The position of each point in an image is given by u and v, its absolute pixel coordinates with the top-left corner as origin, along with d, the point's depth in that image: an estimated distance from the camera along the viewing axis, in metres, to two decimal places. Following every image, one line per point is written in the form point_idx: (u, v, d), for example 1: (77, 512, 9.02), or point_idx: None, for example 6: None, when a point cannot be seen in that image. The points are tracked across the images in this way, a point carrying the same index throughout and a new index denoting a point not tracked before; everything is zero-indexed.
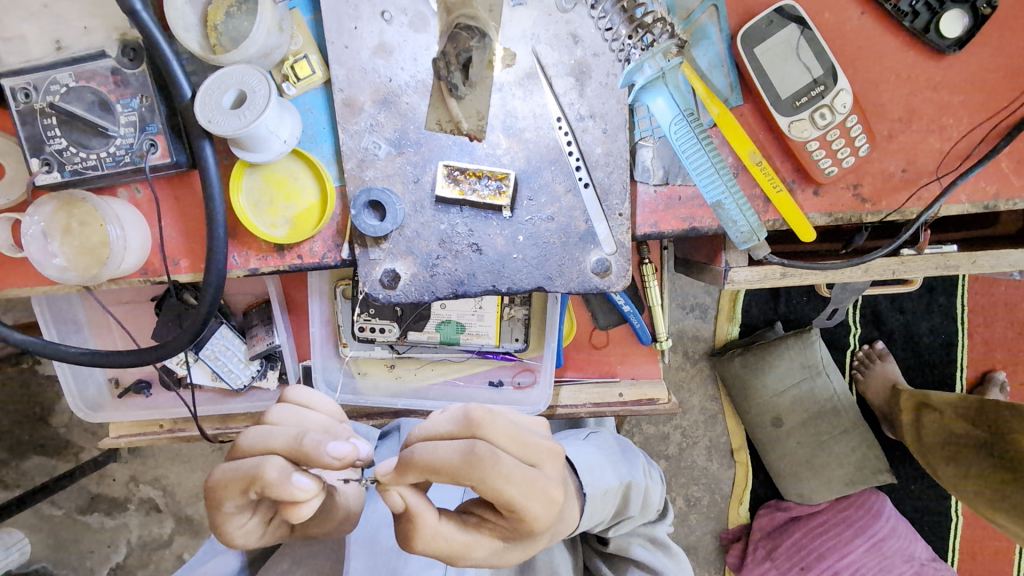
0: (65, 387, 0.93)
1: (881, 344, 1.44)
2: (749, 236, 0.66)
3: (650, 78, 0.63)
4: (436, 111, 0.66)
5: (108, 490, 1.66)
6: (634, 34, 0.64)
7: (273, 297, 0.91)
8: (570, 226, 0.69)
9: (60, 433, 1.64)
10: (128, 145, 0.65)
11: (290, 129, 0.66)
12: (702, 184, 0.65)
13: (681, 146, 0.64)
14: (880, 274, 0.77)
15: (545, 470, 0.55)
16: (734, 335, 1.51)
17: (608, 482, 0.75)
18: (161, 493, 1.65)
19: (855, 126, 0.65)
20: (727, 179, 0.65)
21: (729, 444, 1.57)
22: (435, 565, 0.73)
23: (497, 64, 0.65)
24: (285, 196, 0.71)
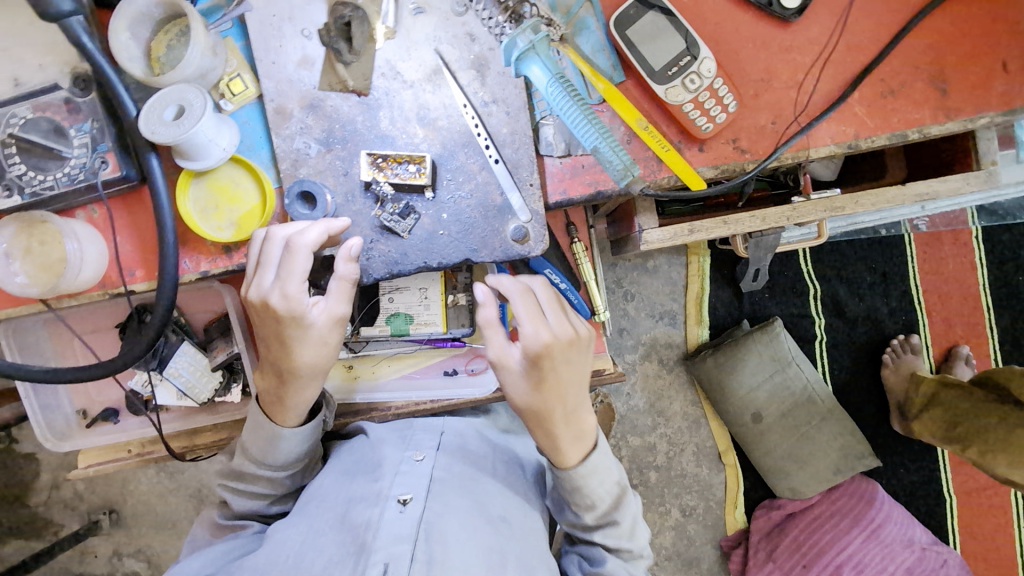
0: (34, 418, 0.97)
1: (916, 338, 1.50)
2: (625, 173, 0.72)
3: (523, 50, 0.70)
4: (327, 75, 0.74)
5: (91, 567, 1.68)
6: (509, 19, 0.74)
7: (230, 308, 0.95)
8: (488, 200, 0.76)
9: (40, 512, 1.66)
10: (82, 165, 0.72)
11: (229, 138, 0.74)
12: (578, 134, 0.71)
13: (557, 104, 0.71)
14: (777, 221, 0.85)
15: (565, 321, 0.77)
16: (705, 337, 1.57)
17: (610, 464, 0.84)
18: (146, 565, 1.67)
19: (721, 86, 0.75)
20: (599, 127, 0.71)
21: (716, 447, 1.60)
22: (403, 540, 0.75)
23: (378, 37, 0.75)
24: (229, 200, 0.78)
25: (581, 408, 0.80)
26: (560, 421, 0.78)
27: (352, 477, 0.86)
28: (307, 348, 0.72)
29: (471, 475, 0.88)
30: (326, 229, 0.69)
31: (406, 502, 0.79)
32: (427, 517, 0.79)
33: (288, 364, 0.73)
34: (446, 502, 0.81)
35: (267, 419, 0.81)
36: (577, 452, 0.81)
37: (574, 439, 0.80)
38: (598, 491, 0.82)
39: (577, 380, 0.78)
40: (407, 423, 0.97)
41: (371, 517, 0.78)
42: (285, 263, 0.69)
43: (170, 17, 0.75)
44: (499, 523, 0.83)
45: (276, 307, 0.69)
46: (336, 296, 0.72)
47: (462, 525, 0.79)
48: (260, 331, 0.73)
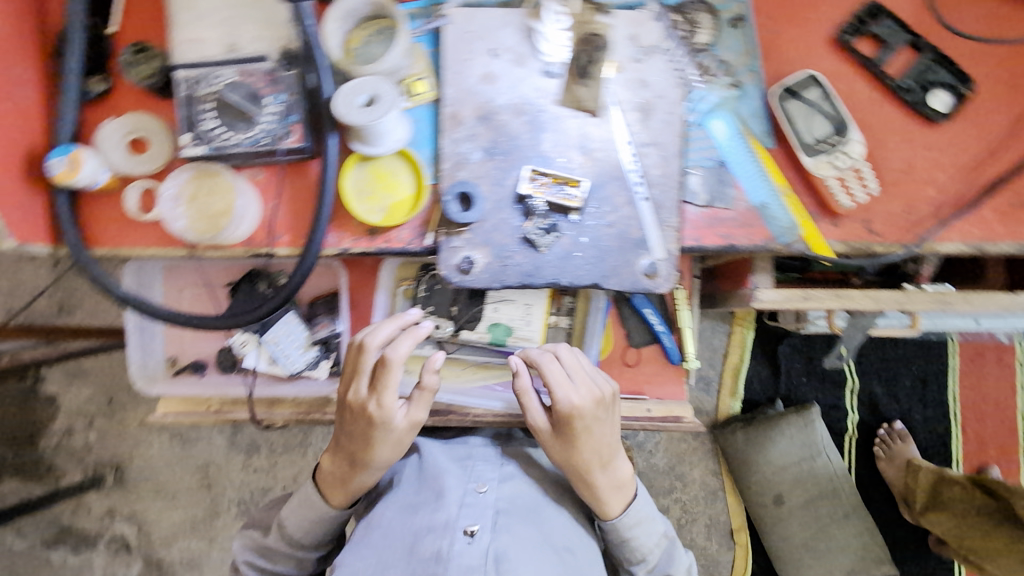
0: (131, 355, 1.00)
1: (900, 425, 1.51)
2: (789, 232, 0.80)
3: (714, 104, 0.83)
4: (568, 92, 0.80)
5: (81, 522, 1.63)
6: (702, 74, 0.83)
7: (341, 287, 1.00)
8: (627, 232, 0.80)
9: (45, 456, 1.63)
10: (268, 130, 0.78)
11: (402, 131, 0.80)
12: (753, 187, 0.81)
13: (736, 157, 0.82)
14: (887, 305, 0.88)
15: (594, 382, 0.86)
16: (736, 410, 1.57)
17: (652, 515, 0.90)
18: (135, 531, 1.63)
19: (866, 170, 0.80)
20: (771, 186, 0.81)
21: (729, 522, 1.57)
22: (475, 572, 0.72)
23: (610, 68, 0.81)
24: (385, 187, 0.83)
25: (616, 458, 0.87)
26: (599, 475, 0.85)
27: (414, 506, 0.84)
28: (386, 448, 0.83)
29: (533, 509, 0.86)
30: (415, 340, 0.81)
31: (473, 534, 0.77)
32: (496, 547, 0.76)
33: (366, 457, 0.83)
34: (514, 533, 0.79)
35: (320, 497, 0.88)
36: (619, 502, 0.87)
37: (615, 490, 0.86)
38: (646, 542, 0.88)
39: (609, 436, 0.86)
40: (467, 452, 0.95)
41: (440, 549, 0.75)
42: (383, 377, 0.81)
43: (372, 17, 0.81)
44: (564, 553, 0.82)
45: (375, 414, 0.80)
46: (416, 403, 0.84)
47: (531, 560, 0.77)
48: (347, 423, 0.84)
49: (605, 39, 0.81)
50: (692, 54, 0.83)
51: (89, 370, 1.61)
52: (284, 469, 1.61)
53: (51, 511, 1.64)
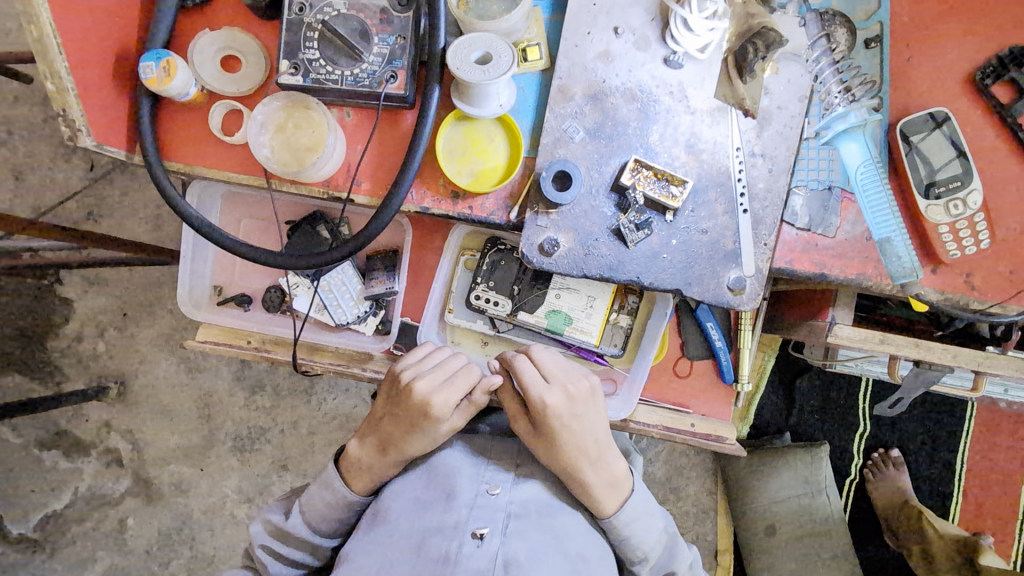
0: (180, 277, 0.99)
1: (898, 453, 1.50)
2: (909, 272, 0.76)
3: (851, 124, 0.77)
4: (722, 87, 0.76)
5: (78, 431, 1.60)
6: (841, 92, 0.79)
7: (405, 246, 0.98)
8: (719, 243, 0.77)
9: (51, 358, 1.60)
10: (371, 71, 0.74)
11: (508, 97, 0.76)
12: (877, 221, 0.78)
13: (865, 187, 0.78)
14: (964, 363, 0.84)
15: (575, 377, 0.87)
16: (744, 435, 1.55)
17: (652, 510, 0.89)
18: (129, 447, 1.61)
19: (980, 221, 0.77)
20: (898, 222, 0.77)
21: (714, 544, 1.56)
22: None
23: (767, 71, 0.76)
24: (478, 152, 0.79)
25: (607, 456, 0.86)
26: (589, 472, 0.84)
27: (423, 502, 0.83)
28: (421, 441, 0.86)
29: (547, 514, 0.84)
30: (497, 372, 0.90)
31: (483, 537, 0.77)
32: (505, 551, 0.77)
33: (401, 446, 0.86)
34: (525, 538, 0.79)
35: (342, 481, 0.89)
36: (613, 500, 0.85)
37: (607, 487, 0.85)
38: (646, 540, 0.87)
39: (595, 433, 0.86)
40: (483, 446, 0.92)
41: (449, 551, 0.76)
42: (457, 378, 0.87)
43: None
44: (576, 559, 0.82)
45: (436, 407, 0.84)
46: (461, 413, 0.88)
47: (541, 567, 0.77)
48: (396, 414, 0.87)
49: (737, 37, 0.76)
50: (837, 68, 0.80)
51: (107, 280, 1.58)
52: (284, 412, 1.60)
53: (47, 413, 1.61)
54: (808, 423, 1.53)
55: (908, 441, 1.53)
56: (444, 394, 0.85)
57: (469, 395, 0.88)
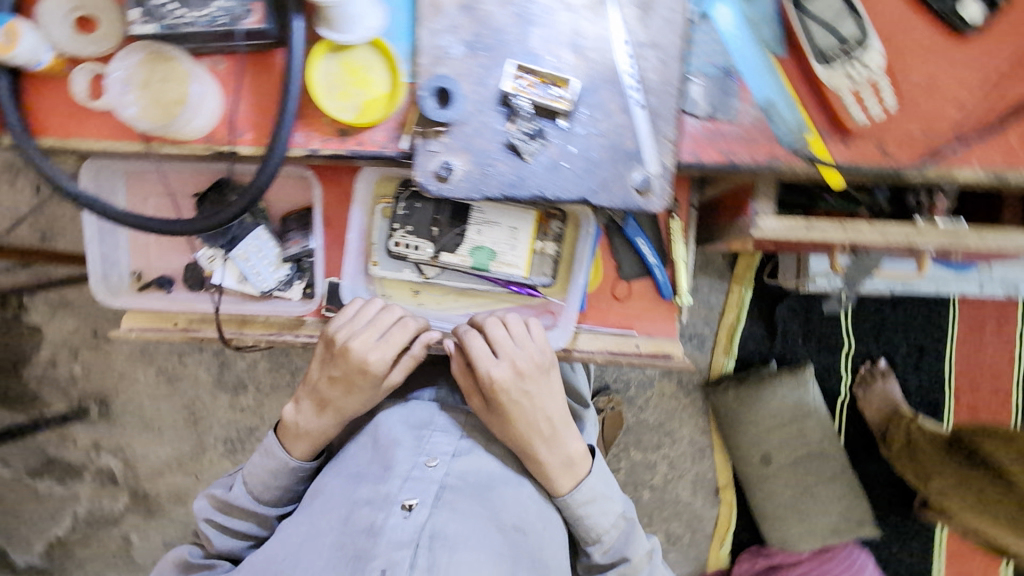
0: (93, 265, 0.95)
1: (884, 363, 1.48)
2: (796, 133, 0.74)
3: None
4: None
5: (67, 453, 1.62)
6: None
7: (315, 201, 0.94)
8: (619, 143, 0.74)
9: (30, 387, 1.61)
10: (226, 9, 0.71)
11: (377, 20, 0.73)
12: (756, 84, 0.75)
13: (743, 54, 0.75)
14: (896, 241, 0.82)
15: (530, 350, 0.86)
16: (729, 369, 1.52)
17: (610, 495, 0.88)
18: (121, 464, 1.62)
19: (883, 83, 0.73)
20: (778, 82, 0.74)
21: (715, 480, 1.55)
22: (404, 546, 0.72)
23: None
24: (357, 82, 0.75)
25: (563, 435, 0.86)
26: (545, 449, 0.84)
27: (359, 475, 0.83)
28: (360, 397, 0.86)
29: (486, 484, 0.83)
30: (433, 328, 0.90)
31: (411, 508, 0.76)
32: (432, 523, 0.75)
33: (338, 403, 0.86)
34: (455, 508, 0.78)
35: (283, 449, 0.87)
36: (568, 478, 0.85)
37: (561, 467, 0.85)
38: (600, 522, 0.86)
39: (550, 411, 0.85)
40: (427, 417, 0.90)
41: (375, 521, 0.75)
42: (394, 333, 0.86)
43: None
44: (511, 531, 0.80)
45: (372, 365, 0.84)
46: (401, 367, 0.88)
47: (471, 535, 0.76)
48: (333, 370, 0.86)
49: None
50: None
51: (70, 303, 1.56)
52: (272, 409, 1.56)
53: (37, 440, 1.62)
54: (795, 347, 1.50)
55: (893, 351, 1.50)
56: (378, 350, 0.84)
57: (413, 347, 0.88)
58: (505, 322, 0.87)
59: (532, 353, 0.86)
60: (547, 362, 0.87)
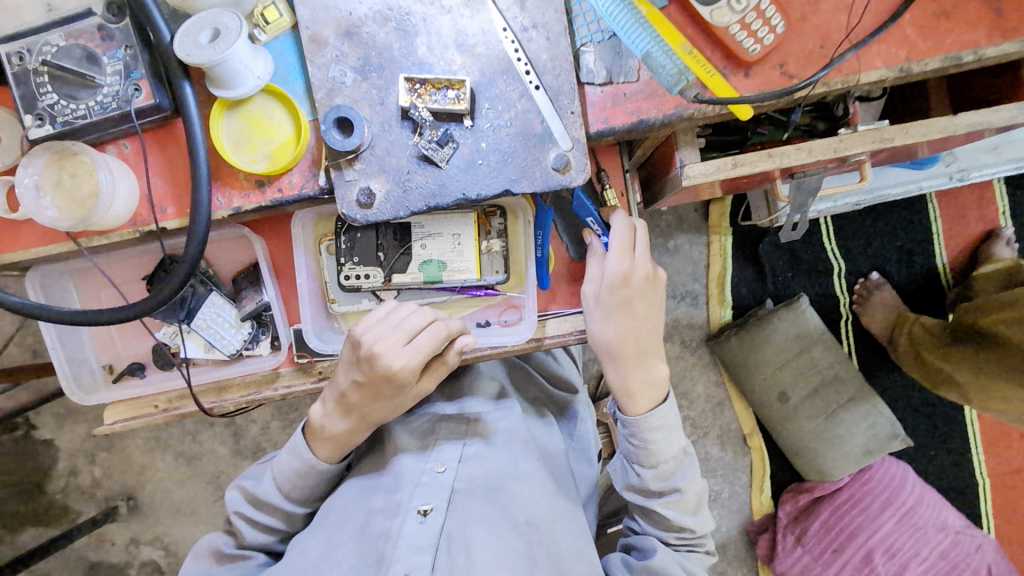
0: (61, 369, 0.95)
1: (876, 275, 1.47)
2: (679, 78, 0.73)
3: None
4: None
5: (109, 555, 1.64)
6: None
7: (259, 256, 0.94)
8: (528, 128, 0.74)
9: (58, 500, 1.63)
10: (114, 93, 0.71)
11: (263, 67, 0.73)
12: (630, 40, 0.74)
13: (611, 13, 0.74)
14: (824, 154, 0.82)
15: (645, 259, 0.85)
16: (728, 318, 1.52)
17: (675, 425, 0.87)
18: (163, 553, 1.63)
19: (769, 7, 0.72)
20: (650, 32, 0.74)
21: (740, 429, 1.55)
22: (424, 550, 0.74)
23: None
24: (262, 133, 0.76)
25: (653, 351, 0.86)
26: (636, 358, 0.85)
27: (373, 485, 0.85)
28: (388, 406, 0.83)
29: (494, 484, 0.85)
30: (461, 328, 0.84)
31: (427, 513, 0.77)
32: (448, 526, 0.77)
33: (367, 412, 0.82)
34: (468, 511, 0.79)
35: (308, 444, 0.85)
36: (649, 396, 0.85)
37: (646, 382, 0.85)
38: (664, 450, 0.85)
39: (649, 326, 0.86)
40: (430, 426, 0.92)
41: (390, 528, 0.76)
42: (424, 338, 0.80)
43: None
44: (525, 528, 0.81)
45: (401, 375, 0.79)
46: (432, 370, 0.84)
47: (488, 535, 0.77)
48: (359, 375, 0.80)
49: None
50: None
51: (77, 409, 1.58)
52: None
53: (79, 549, 1.65)
54: (786, 282, 1.50)
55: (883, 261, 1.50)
56: (404, 357, 0.79)
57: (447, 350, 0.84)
58: (620, 225, 0.85)
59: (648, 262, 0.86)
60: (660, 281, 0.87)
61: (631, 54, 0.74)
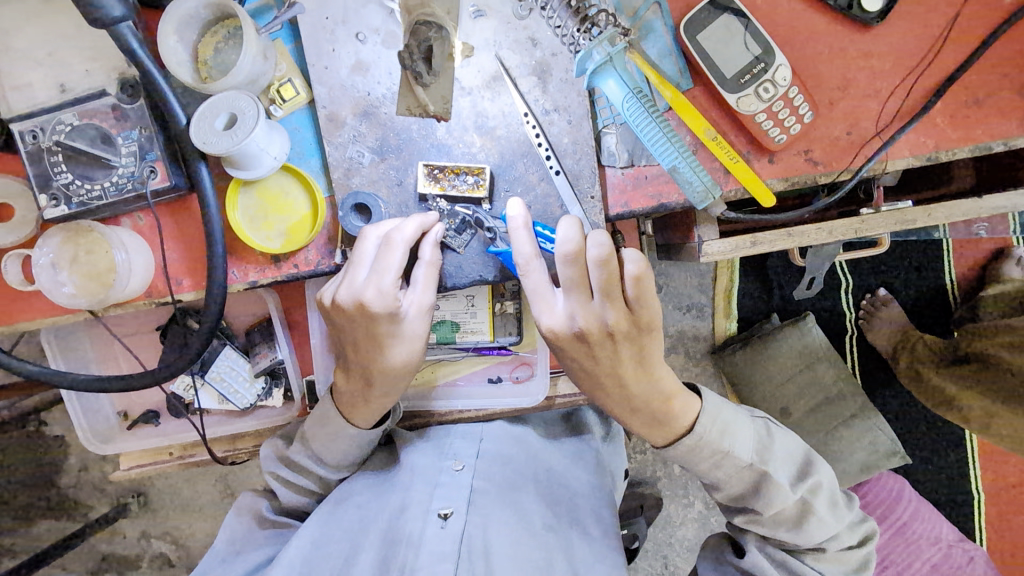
0: (76, 422, 0.96)
1: (885, 291, 1.39)
2: (706, 195, 0.71)
3: (599, 64, 0.68)
4: (405, 98, 0.72)
5: (120, 548, 1.64)
6: (582, 27, 0.71)
7: (273, 314, 0.94)
8: (547, 212, 0.72)
9: (69, 493, 1.61)
10: (130, 174, 0.71)
11: (279, 146, 0.72)
12: (656, 152, 0.70)
13: (635, 121, 0.69)
14: (843, 234, 0.81)
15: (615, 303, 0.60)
16: (734, 330, 1.42)
17: (730, 449, 0.66)
18: (173, 547, 1.63)
19: (797, 96, 0.71)
20: (679, 146, 0.70)
21: None
22: (446, 558, 0.71)
23: (456, 56, 0.72)
24: (278, 209, 0.75)
25: (650, 394, 0.65)
26: (623, 407, 0.68)
27: (390, 483, 0.82)
28: (400, 348, 0.69)
29: (512, 486, 0.82)
30: (423, 223, 0.67)
31: (447, 517, 0.76)
32: (469, 532, 0.75)
33: (377, 367, 0.70)
34: (488, 514, 0.77)
35: (343, 417, 0.77)
36: (662, 435, 0.68)
37: (650, 427, 0.68)
38: (719, 478, 0.68)
39: (619, 371, 0.64)
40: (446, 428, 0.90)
41: (412, 532, 0.75)
42: (382, 258, 0.65)
43: (219, 18, 0.72)
44: (545, 533, 0.78)
45: (373, 305, 0.65)
46: (424, 286, 0.69)
47: (507, 540, 0.75)
48: (346, 328, 0.69)
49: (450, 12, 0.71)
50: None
51: None
52: None
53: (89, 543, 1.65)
54: (792, 299, 1.41)
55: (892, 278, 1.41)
56: (363, 285, 0.65)
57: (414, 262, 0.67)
58: (564, 254, 0.59)
59: (580, 294, 0.61)
60: (614, 313, 0.60)
61: (658, 162, 0.73)
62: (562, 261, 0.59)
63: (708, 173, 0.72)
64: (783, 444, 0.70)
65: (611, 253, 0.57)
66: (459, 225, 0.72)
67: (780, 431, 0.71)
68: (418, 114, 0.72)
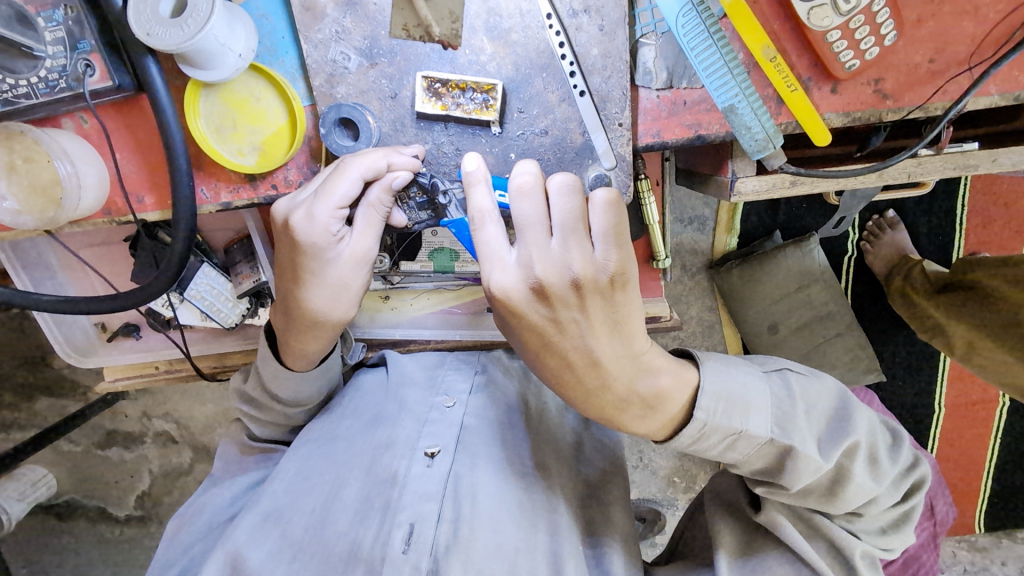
0: (50, 335, 0.90)
1: (893, 212, 1.21)
2: (765, 144, 0.61)
3: None
4: (402, 13, 0.59)
5: (122, 425, 1.46)
6: None
7: (252, 231, 0.84)
8: (565, 139, 0.62)
9: (65, 374, 1.41)
10: (61, 68, 0.59)
11: (245, 41, 0.58)
12: (711, 91, 0.60)
13: (690, 42, 0.59)
14: (896, 177, 0.72)
15: (579, 252, 0.54)
16: (734, 247, 1.24)
17: (743, 426, 0.59)
18: (175, 426, 1.45)
19: (882, 11, 0.58)
20: (740, 80, 0.60)
21: None
22: (431, 498, 0.68)
23: None
24: (249, 119, 0.64)
25: (631, 371, 0.58)
26: (607, 398, 0.59)
27: (378, 418, 0.77)
28: (322, 289, 0.62)
29: (505, 422, 0.79)
30: (387, 159, 0.58)
31: (434, 456, 0.72)
32: (456, 470, 0.72)
33: (296, 302, 0.63)
34: (476, 455, 0.74)
35: (279, 362, 0.73)
36: (663, 429, 0.62)
37: (641, 419, 0.60)
38: (735, 455, 0.61)
39: (590, 340, 0.56)
40: (439, 360, 0.88)
41: (397, 471, 0.71)
42: (327, 182, 0.57)
43: None
44: (535, 474, 0.75)
45: (297, 229, 0.58)
46: (363, 230, 0.60)
47: (494, 481, 0.72)
48: (277, 254, 0.63)
49: None
50: None
51: None
52: None
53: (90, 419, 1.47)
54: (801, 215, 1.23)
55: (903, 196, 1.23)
56: (295, 207, 0.58)
57: (354, 201, 0.59)
58: (522, 189, 0.54)
59: (535, 234, 0.54)
60: (576, 255, 0.54)
61: (702, 86, 0.61)
62: (517, 193, 0.54)
63: (766, 110, 0.61)
64: (806, 403, 0.63)
65: (576, 182, 0.54)
66: (423, 199, 0.61)
67: (801, 386, 0.64)
68: (421, 39, 0.60)
